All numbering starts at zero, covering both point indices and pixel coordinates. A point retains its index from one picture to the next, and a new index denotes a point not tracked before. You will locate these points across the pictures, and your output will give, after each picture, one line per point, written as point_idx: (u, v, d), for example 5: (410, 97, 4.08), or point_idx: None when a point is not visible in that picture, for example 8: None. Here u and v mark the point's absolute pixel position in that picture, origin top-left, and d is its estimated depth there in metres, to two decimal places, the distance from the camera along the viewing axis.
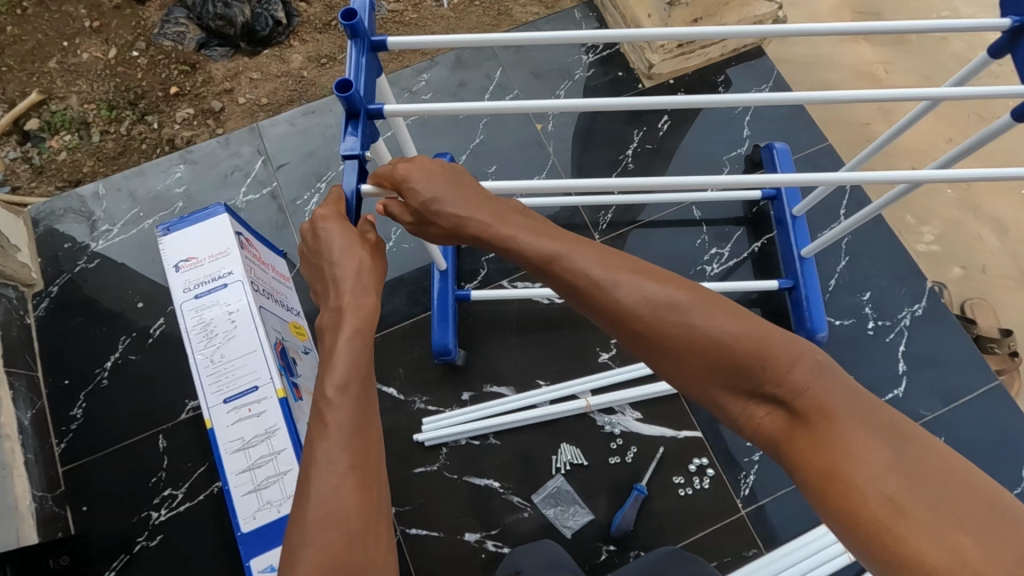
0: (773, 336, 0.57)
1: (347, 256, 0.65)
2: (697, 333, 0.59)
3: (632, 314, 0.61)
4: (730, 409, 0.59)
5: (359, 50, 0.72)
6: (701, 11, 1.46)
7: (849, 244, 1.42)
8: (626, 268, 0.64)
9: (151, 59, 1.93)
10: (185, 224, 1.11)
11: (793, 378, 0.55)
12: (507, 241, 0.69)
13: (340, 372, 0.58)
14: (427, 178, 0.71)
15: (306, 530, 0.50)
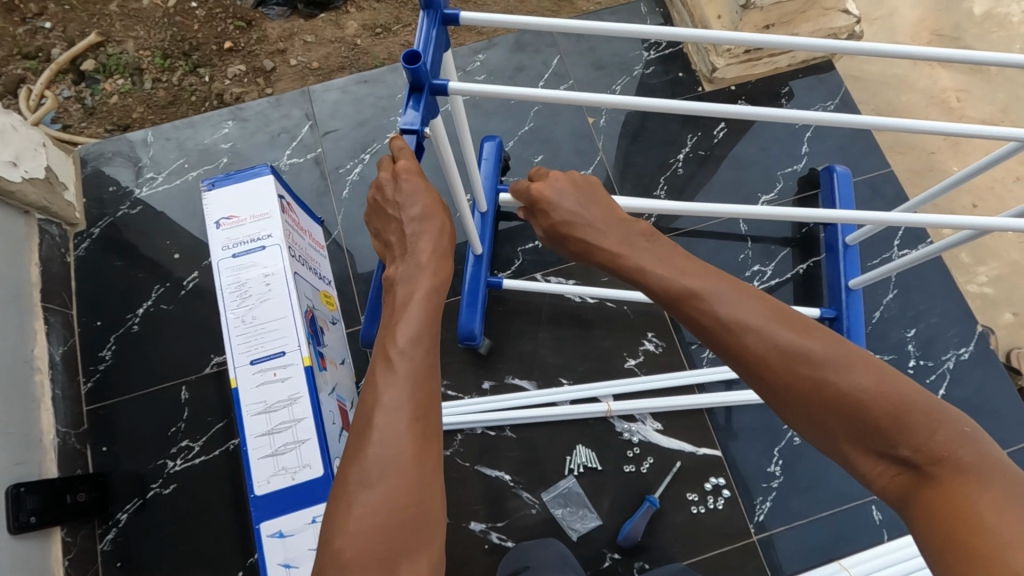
0: (908, 394, 0.55)
1: (428, 218, 0.65)
2: (828, 384, 0.57)
3: (765, 362, 0.59)
4: (854, 460, 0.58)
5: (431, 22, 0.69)
6: (776, 17, 1.39)
7: (900, 278, 1.36)
8: (763, 311, 0.61)
9: (209, 12, 1.93)
10: (231, 181, 1.11)
11: (928, 439, 0.54)
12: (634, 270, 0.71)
13: (417, 325, 0.57)
14: (573, 199, 0.78)
15: (366, 471, 0.49)
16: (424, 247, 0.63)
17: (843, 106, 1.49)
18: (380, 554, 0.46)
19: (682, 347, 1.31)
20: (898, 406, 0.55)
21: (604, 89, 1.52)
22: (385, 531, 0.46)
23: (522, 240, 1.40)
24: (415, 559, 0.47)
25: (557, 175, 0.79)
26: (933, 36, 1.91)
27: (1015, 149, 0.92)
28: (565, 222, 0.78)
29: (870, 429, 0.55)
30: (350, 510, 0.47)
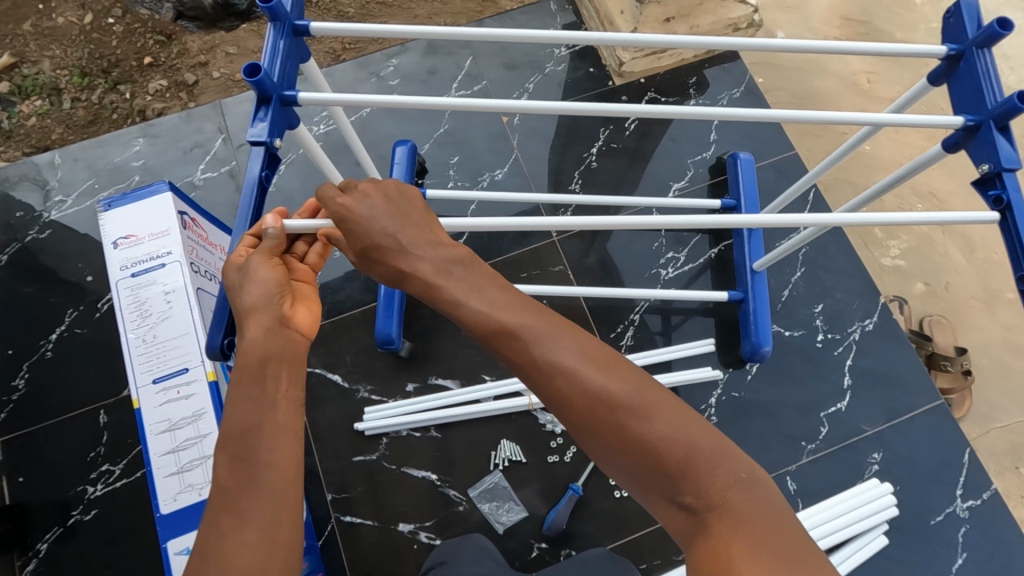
0: (702, 443, 0.57)
1: (261, 279, 0.65)
2: (630, 433, 0.57)
3: (572, 403, 0.59)
4: (652, 498, 0.59)
5: (280, 35, 0.70)
6: (675, 10, 1.42)
7: (807, 256, 1.41)
8: (583, 356, 0.60)
9: (127, 28, 1.89)
10: (126, 200, 1.09)
11: (712, 487, 0.56)
12: (448, 302, 0.64)
13: (262, 442, 0.57)
14: (379, 213, 0.68)
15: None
16: (255, 342, 0.62)
17: (748, 94, 1.55)
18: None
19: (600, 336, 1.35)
20: (691, 457, 0.56)
21: (518, 88, 1.54)
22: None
23: None
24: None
25: (368, 188, 0.69)
26: (844, 21, 1.97)
27: (871, 132, 0.96)
28: (372, 247, 0.67)
29: (664, 474, 0.57)
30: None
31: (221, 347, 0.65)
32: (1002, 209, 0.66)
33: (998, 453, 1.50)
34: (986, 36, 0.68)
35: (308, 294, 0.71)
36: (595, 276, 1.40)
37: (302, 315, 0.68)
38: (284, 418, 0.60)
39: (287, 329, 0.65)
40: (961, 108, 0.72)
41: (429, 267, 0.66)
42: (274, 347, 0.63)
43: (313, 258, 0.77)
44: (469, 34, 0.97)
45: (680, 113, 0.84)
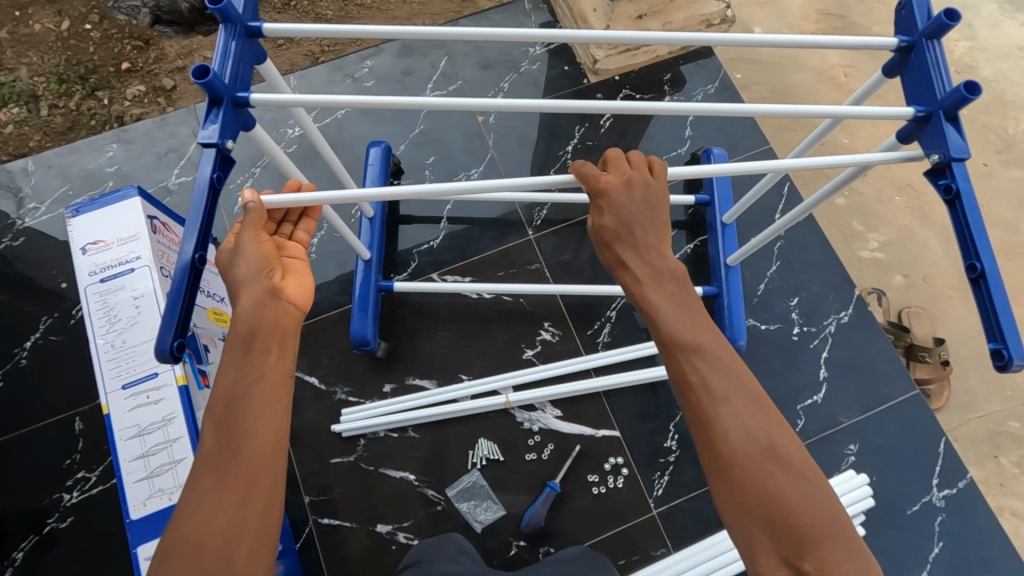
0: (833, 520, 0.58)
1: (249, 254, 0.68)
2: (773, 487, 0.59)
3: (728, 443, 0.61)
4: (756, 557, 0.58)
5: (231, 36, 0.69)
6: (647, 7, 1.43)
7: (782, 250, 1.41)
8: (748, 390, 0.64)
9: (105, 33, 1.88)
10: (95, 205, 1.09)
11: (833, 563, 0.56)
12: (646, 304, 0.70)
13: (246, 411, 0.62)
14: (634, 207, 0.73)
15: (173, 551, 0.56)
16: (245, 313, 0.66)
17: (722, 89, 1.56)
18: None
19: (578, 333, 1.35)
20: (824, 521, 0.58)
21: (493, 87, 1.54)
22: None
23: (417, 242, 1.42)
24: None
25: (625, 180, 0.74)
26: (820, 16, 1.98)
27: (832, 124, 0.96)
28: (614, 225, 0.72)
29: (785, 529, 0.57)
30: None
31: (171, 348, 0.61)
32: (952, 198, 0.66)
33: (977, 442, 1.51)
34: (934, 27, 0.68)
35: (297, 265, 0.75)
36: (572, 273, 1.40)
37: (293, 287, 0.72)
38: (269, 389, 0.65)
39: (278, 300, 0.69)
40: (912, 99, 0.72)
41: (653, 248, 0.72)
42: (264, 316, 0.67)
43: (301, 236, 0.84)
44: (443, 34, 0.98)
45: (659, 107, 0.83)
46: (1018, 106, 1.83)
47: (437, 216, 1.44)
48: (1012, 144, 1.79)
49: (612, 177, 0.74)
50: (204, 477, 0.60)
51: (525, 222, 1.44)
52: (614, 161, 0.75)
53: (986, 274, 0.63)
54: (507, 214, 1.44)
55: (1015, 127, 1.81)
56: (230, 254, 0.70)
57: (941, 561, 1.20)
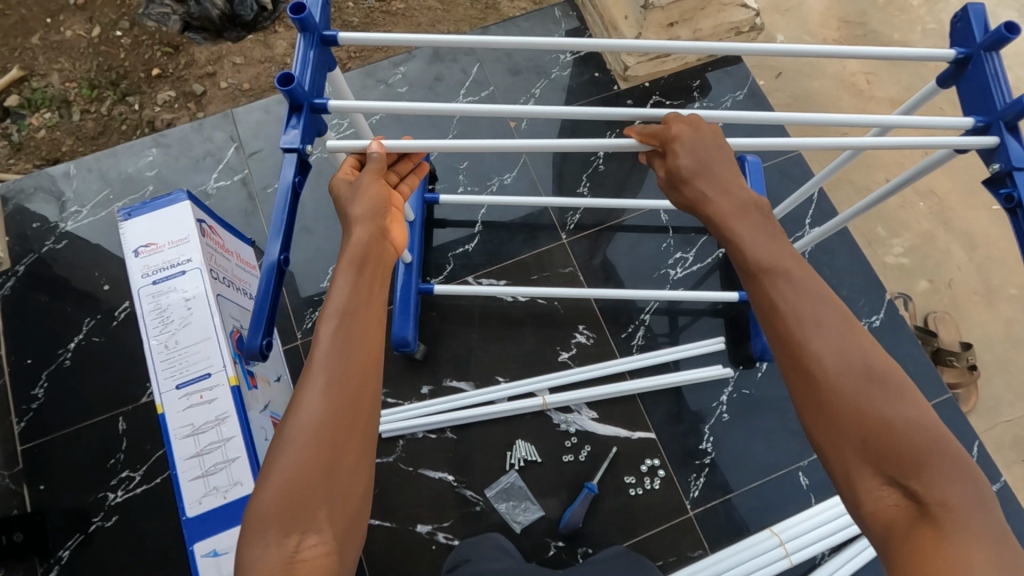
0: (938, 443, 0.56)
1: (371, 194, 0.73)
2: (872, 407, 0.57)
3: (824, 361, 0.60)
4: (854, 483, 0.57)
5: (309, 44, 0.71)
6: (678, 15, 1.45)
7: (811, 255, 1.43)
8: (836, 312, 0.63)
9: (134, 40, 1.91)
10: (147, 209, 1.11)
11: (944, 488, 0.54)
12: (731, 236, 0.72)
13: (355, 321, 0.63)
14: (701, 148, 0.78)
15: (279, 450, 0.56)
16: (359, 241, 0.70)
17: (750, 97, 1.58)
18: (290, 511, 0.53)
19: (612, 336, 1.37)
20: (929, 442, 0.56)
21: (523, 93, 1.57)
22: (293, 492, 0.54)
23: (451, 246, 1.44)
24: (325, 511, 0.54)
25: (696, 129, 0.80)
26: (841, 23, 2.00)
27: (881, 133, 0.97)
28: (689, 163, 0.78)
29: (886, 448, 0.56)
30: (271, 471, 0.55)
31: (260, 348, 0.63)
32: (1012, 207, 0.68)
33: (1004, 446, 1.52)
34: (993, 40, 0.70)
35: (398, 214, 0.79)
36: (604, 277, 1.42)
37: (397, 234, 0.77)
38: (374, 306, 0.66)
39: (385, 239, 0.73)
40: (969, 110, 0.74)
41: (731, 184, 0.76)
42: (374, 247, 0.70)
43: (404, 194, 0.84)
44: (500, 42, 0.98)
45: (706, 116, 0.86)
46: None
47: (471, 220, 1.46)
48: None
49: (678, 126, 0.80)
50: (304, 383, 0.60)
51: (558, 225, 1.46)
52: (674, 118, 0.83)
53: None
54: (539, 218, 1.46)
55: None
56: (350, 190, 0.74)
57: None
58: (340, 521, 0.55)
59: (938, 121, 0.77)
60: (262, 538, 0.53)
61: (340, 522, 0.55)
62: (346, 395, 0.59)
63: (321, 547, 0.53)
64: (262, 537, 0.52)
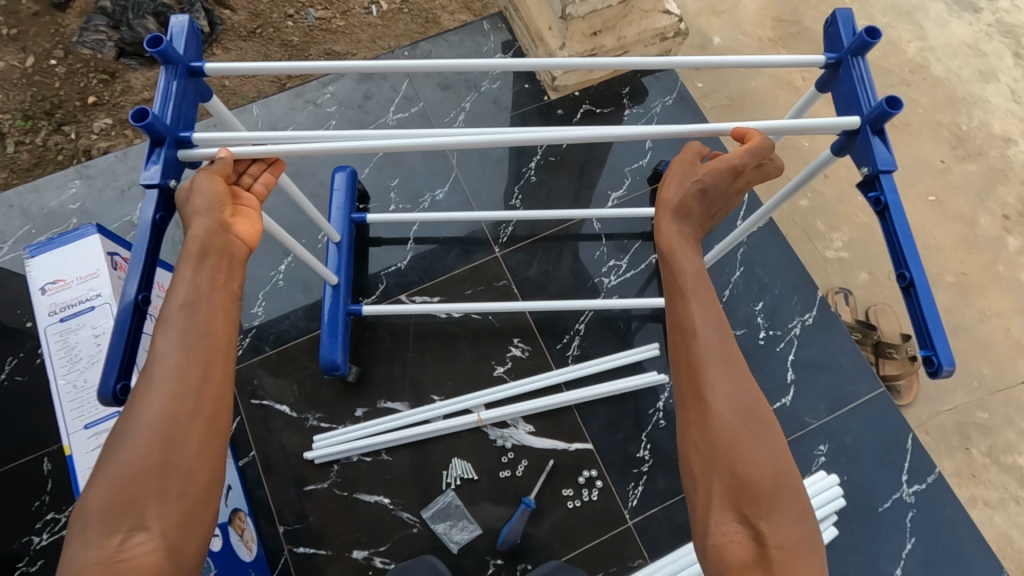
0: (787, 489, 0.61)
1: (204, 190, 0.66)
2: (738, 444, 0.63)
3: (707, 394, 0.65)
4: (711, 510, 0.62)
5: (172, 77, 0.70)
6: (601, 24, 1.46)
7: (744, 255, 1.44)
8: (731, 357, 0.68)
9: (69, 68, 1.87)
10: (53, 245, 1.08)
11: (783, 528, 0.59)
12: (676, 262, 0.74)
13: (197, 314, 0.61)
14: (716, 186, 0.78)
15: (112, 461, 0.55)
16: (195, 237, 0.64)
17: (680, 101, 1.60)
18: (115, 510, 0.53)
19: (547, 348, 1.36)
20: (782, 488, 0.61)
21: (454, 108, 1.56)
22: (125, 493, 0.54)
23: (384, 264, 1.42)
24: (157, 508, 0.54)
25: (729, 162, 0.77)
26: (776, 22, 2.02)
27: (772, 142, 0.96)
28: (698, 186, 0.77)
29: (746, 487, 0.61)
30: (103, 469, 0.55)
31: (114, 391, 0.61)
32: (881, 210, 0.68)
33: (947, 434, 1.53)
34: (857, 44, 0.71)
35: (250, 211, 0.72)
36: (539, 288, 1.42)
37: (245, 227, 0.70)
38: (222, 300, 0.64)
39: (228, 233, 0.67)
40: (844, 113, 0.75)
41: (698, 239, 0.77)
42: (211, 244, 0.65)
43: (259, 189, 0.75)
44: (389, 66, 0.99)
45: (591, 131, 0.87)
46: (970, 103, 1.88)
47: (403, 237, 1.45)
48: (966, 141, 1.84)
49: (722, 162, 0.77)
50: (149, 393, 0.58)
51: (491, 239, 1.45)
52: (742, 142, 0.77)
53: (915, 283, 0.65)
54: (473, 232, 1.46)
55: (968, 123, 1.86)
56: (185, 189, 0.67)
57: (914, 556, 1.21)
58: (174, 521, 0.55)
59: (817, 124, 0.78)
60: (94, 545, 0.52)
61: (172, 520, 0.54)
62: (189, 391, 0.58)
63: (148, 545, 0.52)
64: (81, 539, 0.52)
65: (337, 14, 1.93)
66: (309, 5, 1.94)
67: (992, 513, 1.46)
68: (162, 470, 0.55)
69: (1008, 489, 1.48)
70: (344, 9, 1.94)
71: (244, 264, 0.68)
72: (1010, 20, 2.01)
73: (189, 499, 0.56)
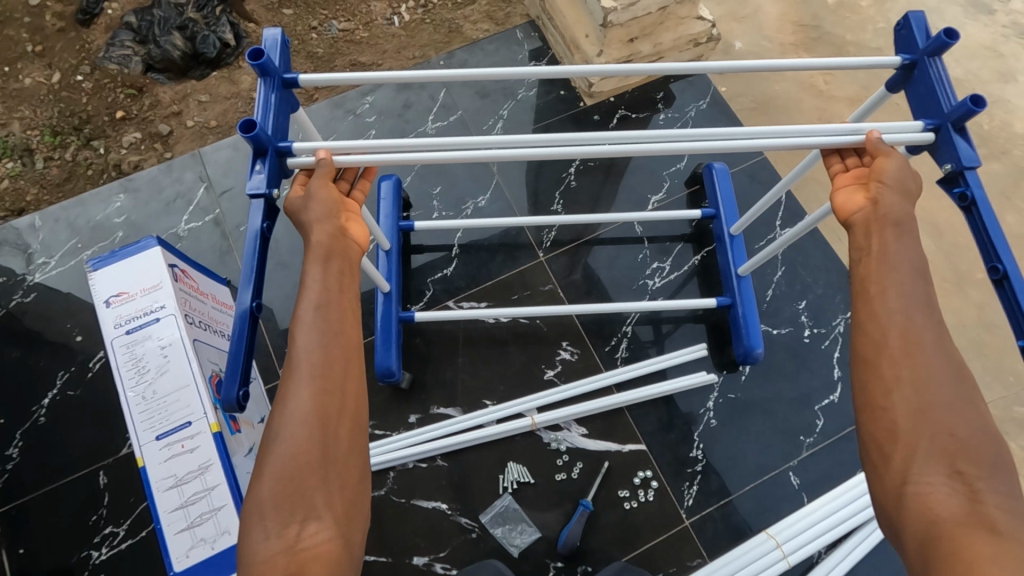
0: (995, 456, 0.59)
1: (322, 199, 0.69)
2: (941, 404, 0.61)
3: (906, 352, 0.64)
4: (911, 465, 0.60)
5: (269, 89, 0.72)
6: (638, 30, 1.48)
7: (785, 255, 1.46)
8: (939, 326, 0.66)
9: (97, 84, 1.88)
10: (115, 258, 1.09)
11: (994, 493, 0.57)
12: (878, 244, 0.72)
13: (330, 313, 0.63)
14: (898, 178, 0.74)
15: (276, 453, 0.57)
16: (320, 240, 0.67)
17: (714, 105, 1.62)
18: (289, 500, 0.55)
19: (595, 351, 1.37)
20: (997, 455, 0.59)
21: (490, 116, 1.58)
22: (293, 485, 0.56)
23: (430, 271, 1.44)
24: (325, 499, 0.56)
25: (899, 156, 0.75)
26: (796, 26, 2.06)
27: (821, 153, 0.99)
28: (882, 175, 0.75)
29: (957, 443, 0.59)
30: (269, 461, 0.57)
31: (237, 398, 0.62)
32: (967, 205, 0.70)
33: None
34: (935, 46, 0.74)
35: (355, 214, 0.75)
36: (584, 292, 1.43)
37: (356, 230, 0.73)
38: (349, 300, 0.66)
39: (345, 236, 0.70)
40: (921, 113, 0.77)
41: (912, 226, 0.72)
42: (333, 246, 0.68)
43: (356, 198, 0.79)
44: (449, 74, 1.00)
45: (663, 136, 0.89)
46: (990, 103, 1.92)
47: (448, 244, 1.46)
48: (988, 140, 1.87)
49: (895, 155, 0.76)
50: (301, 388, 0.60)
51: (535, 244, 1.47)
52: (875, 142, 0.78)
53: (1009, 275, 0.66)
54: (515, 238, 1.47)
55: (989, 123, 1.90)
56: (300, 202, 0.70)
57: None
58: (340, 509, 0.57)
59: (890, 125, 0.80)
60: (272, 530, 0.54)
61: (340, 509, 0.57)
62: (336, 384, 0.61)
63: (323, 534, 0.55)
64: (262, 529, 0.54)
65: (362, 25, 1.95)
66: (333, 17, 1.96)
67: None
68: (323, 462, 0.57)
69: None
70: (367, 20, 1.96)
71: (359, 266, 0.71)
72: None
73: (352, 486, 0.59)
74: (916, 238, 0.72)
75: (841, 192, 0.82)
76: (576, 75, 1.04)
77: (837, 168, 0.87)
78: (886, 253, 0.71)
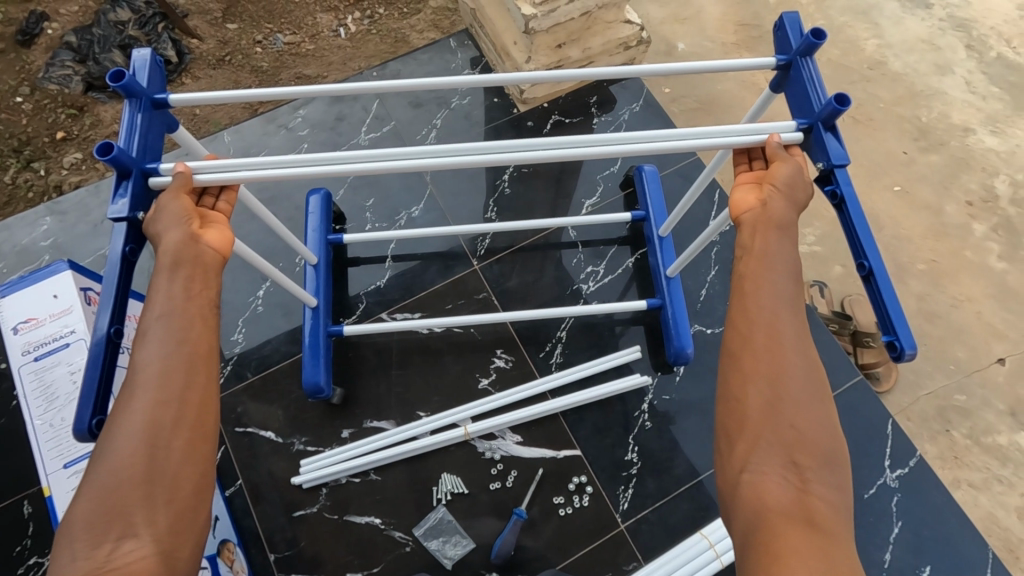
0: (830, 451, 0.61)
1: (172, 208, 0.70)
2: (790, 400, 0.63)
3: (765, 349, 0.66)
4: (752, 457, 0.62)
5: (135, 110, 0.72)
6: (564, 36, 1.48)
7: (718, 254, 1.47)
8: (802, 326, 0.67)
9: (37, 104, 1.85)
10: (24, 284, 1.07)
11: (820, 486, 0.59)
12: (761, 248, 0.72)
13: (172, 325, 0.64)
14: (791, 185, 0.74)
15: (100, 469, 0.57)
16: (166, 250, 0.68)
17: (647, 106, 1.63)
18: (107, 516, 0.55)
19: (530, 358, 1.37)
20: (834, 450, 0.61)
21: (425, 125, 1.58)
22: (114, 502, 0.56)
23: (364, 283, 1.43)
24: (144, 517, 0.56)
25: (795, 163, 0.75)
26: (737, 26, 2.07)
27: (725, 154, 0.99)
28: (778, 179, 0.75)
29: (798, 437, 0.61)
30: (93, 478, 0.57)
31: (90, 426, 0.63)
32: (839, 203, 0.71)
33: (929, 419, 1.57)
34: (804, 47, 0.75)
35: (220, 222, 0.75)
36: (519, 299, 1.43)
37: (216, 237, 0.73)
38: (198, 309, 0.67)
39: (199, 243, 0.70)
40: (797, 113, 0.78)
41: (792, 232, 0.73)
42: (183, 256, 0.68)
43: (222, 207, 0.80)
44: (353, 88, 1.00)
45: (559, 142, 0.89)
46: (928, 95, 1.95)
47: (382, 255, 1.45)
48: (926, 132, 1.89)
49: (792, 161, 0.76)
50: (134, 402, 0.61)
51: (469, 252, 1.46)
52: (777, 146, 0.76)
53: (874, 271, 0.67)
54: (450, 247, 1.47)
55: (928, 115, 1.92)
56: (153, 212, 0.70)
57: (901, 539, 1.23)
58: (164, 527, 0.57)
59: (772, 125, 0.81)
60: (84, 549, 0.54)
61: (163, 526, 0.57)
62: (173, 396, 0.62)
63: (138, 551, 0.54)
64: (70, 549, 0.54)
65: (307, 38, 1.94)
66: (278, 30, 1.96)
67: (977, 494, 1.49)
68: (149, 476, 0.57)
69: (991, 469, 1.51)
70: (313, 32, 1.96)
71: (218, 274, 0.71)
72: (959, 14, 2.09)
73: (183, 502, 0.59)
74: (795, 242, 0.73)
75: (739, 191, 0.81)
76: (481, 84, 1.04)
77: (741, 168, 0.85)
78: (765, 255, 0.71)
